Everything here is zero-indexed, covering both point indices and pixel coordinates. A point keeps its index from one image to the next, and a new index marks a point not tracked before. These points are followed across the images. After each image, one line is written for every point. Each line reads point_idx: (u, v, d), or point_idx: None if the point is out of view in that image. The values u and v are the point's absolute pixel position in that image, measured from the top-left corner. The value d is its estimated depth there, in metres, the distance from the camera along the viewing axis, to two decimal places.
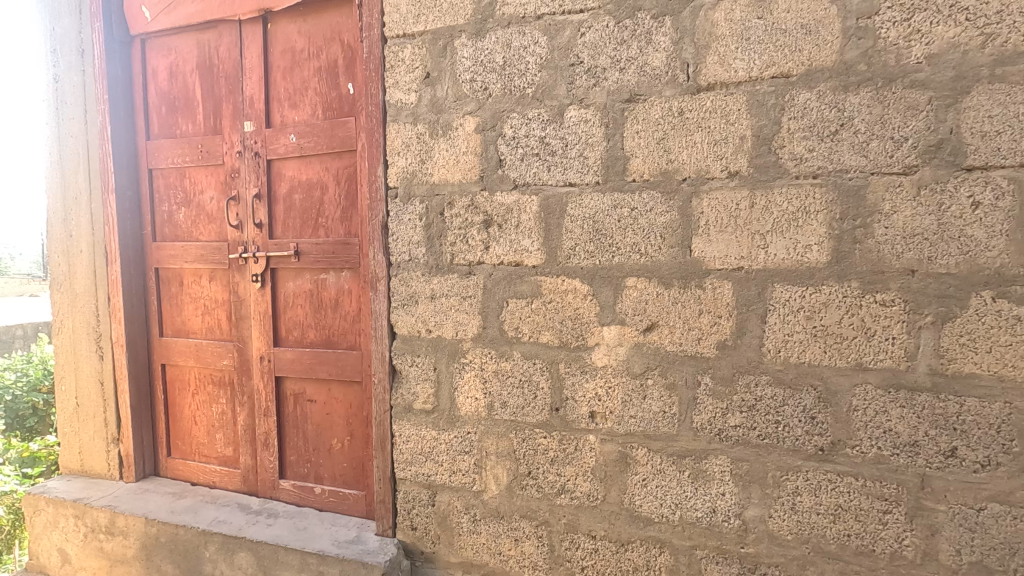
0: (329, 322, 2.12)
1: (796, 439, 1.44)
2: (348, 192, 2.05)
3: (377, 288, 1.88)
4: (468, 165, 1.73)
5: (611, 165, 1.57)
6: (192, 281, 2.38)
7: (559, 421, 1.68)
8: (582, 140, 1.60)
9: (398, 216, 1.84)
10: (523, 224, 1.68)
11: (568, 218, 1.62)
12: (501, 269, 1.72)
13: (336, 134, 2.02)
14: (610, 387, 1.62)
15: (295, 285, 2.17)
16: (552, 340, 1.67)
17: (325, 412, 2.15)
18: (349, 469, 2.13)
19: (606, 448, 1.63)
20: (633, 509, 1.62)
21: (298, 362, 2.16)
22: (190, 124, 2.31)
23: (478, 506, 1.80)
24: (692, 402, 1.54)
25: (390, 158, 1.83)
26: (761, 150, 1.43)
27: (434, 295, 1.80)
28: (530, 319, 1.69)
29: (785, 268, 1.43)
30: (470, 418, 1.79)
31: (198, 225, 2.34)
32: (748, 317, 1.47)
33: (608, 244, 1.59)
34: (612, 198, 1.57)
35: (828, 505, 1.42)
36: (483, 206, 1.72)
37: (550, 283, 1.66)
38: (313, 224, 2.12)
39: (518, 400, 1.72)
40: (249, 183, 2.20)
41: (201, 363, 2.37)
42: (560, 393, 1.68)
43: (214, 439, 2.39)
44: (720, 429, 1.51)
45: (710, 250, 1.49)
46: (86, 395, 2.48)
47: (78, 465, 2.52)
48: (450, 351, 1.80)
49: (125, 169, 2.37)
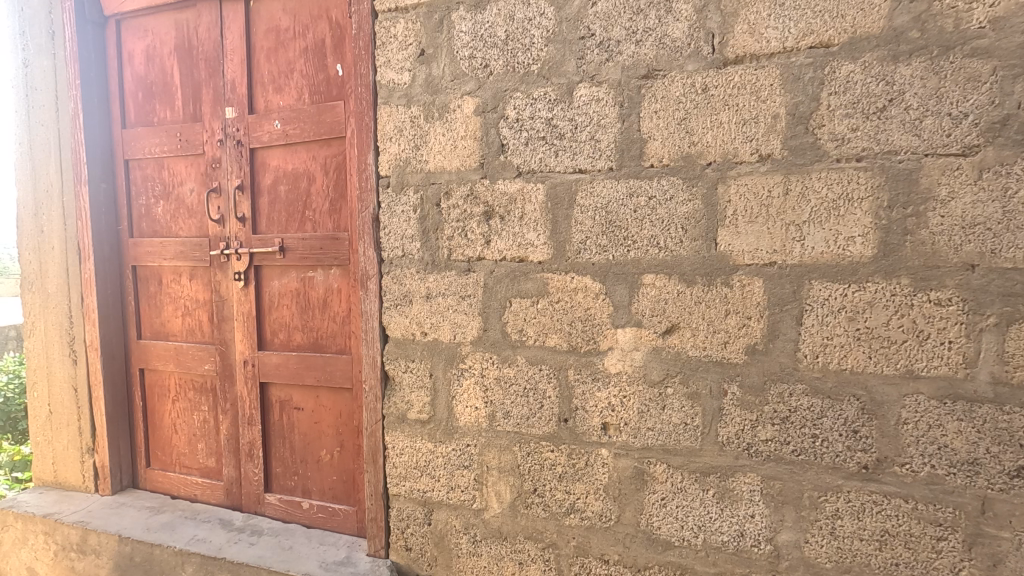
0: (317, 323, 1.96)
1: (836, 455, 1.28)
2: (337, 183, 1.88)
3: (368, 287, 1.72)
4: (467, 151, 1.57)
5: (625, 149, 1.41)
6: (171, 280, 2.22)
7: (568, 433, 1.52)
8: (593, 121, 1.44)
9: (390, 208, 1.68)
10: (527, 215, 1.52)
11: (578, 208, 1.46)
12: (503, 265, 1.56)
13: (323, 120, 1.86)
14: (624, 396, 1.46)
15: (280, 283, 2.01)
16: (560, 344, 1.51)
17: (313, 421, 1.99)
18: (339, 483, 1.97)
19: (620, 463, 1.47)
20: (650, 531, 1.46)
21: (284, 367, 2.00)
22: (168, 111, 2.15)
23: (478, 525, 1.64)
24: (717, 413, 1.38)
25: (381, 144, 1.67)
26: (797, 130, 1.27)
27: (429, 295, 1.64)
28: (536, 321, 1.53)
29: (824, 264, 1.26)
30: (469, 429, 1.62)
31: (177, 220, 2.18)
32: (782, 319, 1.31)
33: (621, 237, 1.43)
34: (628, 185, 1.41)
35: (873, 530, 1.26)
36: (484, 196, 1.56)
37: (558, 281, 1.50)
38: (299, 218, 1.96)
39: (523, 409, 1.56)
40: (231, 174, 2.04)
41: (181, 368, 2.21)
42: (568, 403, 1.52)
43: (196, 449, 2.23)
44: (748, 443, 1.35)
45: (738, 243, 1.33)
46: (59, 402, 2.32)
47: (51, 476, 2.36)
48: (447, 355, 1.64)
49: (99, 160, 2.21)
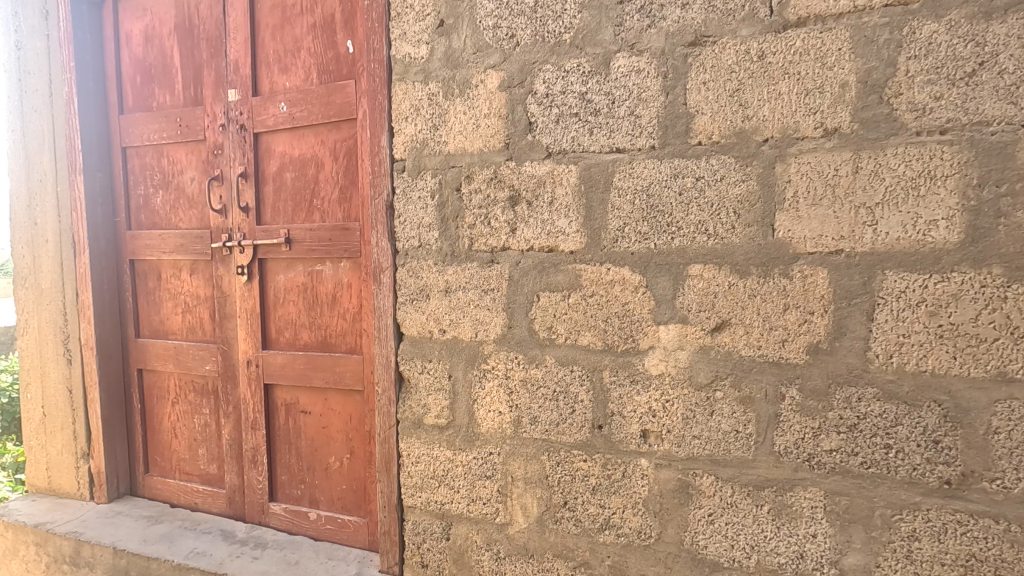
0: (326, 321, 1.83)
1: (913, 469, 1.13)
2: (347, 169, 1.75)
3: (381, 280, 1.58)
4: (491, 130, 1.43)
5: (670, 126, 1.27)
6: (171, 275, 2.09)
7: (602, 442, 1.38)
8: (633, 95, 1.29)
9: (406, 194, 1.54)
10: (557, 200, 1.38)
11: (615, 191, 1.32)
12: (530, 256, 1.41)
13: (333, 101, 1.73)
14: (667, 400, 1.31)
15: (286, 278, 1.87)
16: (594, 343, 1.37)
17: (321, 426, 1.85)
18: (349, 492, 1.83)
19: (662, 475, 1.33)
20: (695, 551, 1.31)
21: (290, 368, 1.87)
22: (168, 96, 2.02)
23: (501, 542, 1.49)
24: (773, 419, 1.23)
25: (396, 125, 1.53)
26: (869, 100, 1.12)
27: (448, 289, 1.50)
28: (567, 317, 1.39)
29: (901, 251, 1.11)
30: (492, 436, 1.48)
31: (177, 211, 2.05)
32: (850, 314, 1.16)
33: (664, 223, 1.28)
34: (672, 165, 1.27)
35: (957, 555, 1.11)
36: (509, 179, 1.42)
37: (592, 273, 1.35)
38: (306, 207, 1.82)
39: (552, 415, 1.42)
40: (234, 160, 1.91)
41: (181, 368, 2.08)
42: (603, 408, 1.37)
43: (196, 454, 2.10)
44: (809, 454, 1.20)
45: (799, 228, 1.18)
46: (53, 405, 2.19)
47: (44, 482, 2.23)
48: (468, 355, 1.49)
49: (95, 147, 2.08)
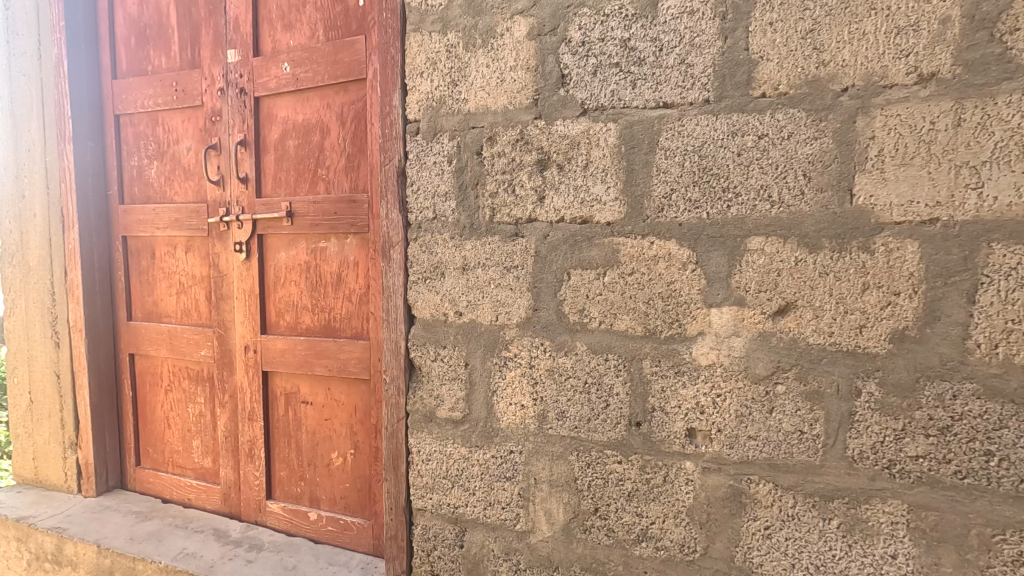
0: (329, 303, 1.66)
1: (1021, 481, 0.95)
2: (355, 135, 1.59)
3: (391, 256, 1.42)
4: (517, 85, 1.26)
5: (728, 75, 1.09)
6: (165, 253, 1.93)
7: (640, 441, 1.20)
8: (685, 40, 1.11)
9: (419, 158, 1.37)
10: (593, 164, 1.20)
11: (661, 152, 1.15)
12: (560, 228, 1.24)
13: (340, 59, 1.56)
14: (718, 394, 1.13)
15: (287, 256, 1.71)
16: (633, 328, 1.19)
17: (323, 418, 1.69)
18: (352, 492, 1.67)
19: (710, 481, 1.15)
20: (748, 569, 1.13)
21: (291, 354, 1.71)
22: (163, 58, 1.87)
23: (522, 551, 1.33)
24: (846, 419, 1.05)
25: (410, 81, 1.37)
26: (976, 38, 0.93)
27: (466, 266, 1.33)
28: (601, 298, 1.21)
29: (1013, 219, 0.93)
30: (513, 433, 1.32)
31: (173, 183, 1.90)
32: (946, 295, 0.97)
33: (718, 189, 1.11)
34: (730, 122, 1.09)
35: None
36: (538, 140, 1.25)
37: (632, 247, 1.18)
38: (310, 177, 1.66)
39: (583, 410, 1.25)
40: (233, 127, 1.75)
41: (175, 353, 1.93)
42: (642, 403, 1.20)
43: (190, 446, 1.95)
44: (889, 460, 1.02)
45: (883, 193, 1.00)
46: (40, 391, 2.04)
47: (31, 473, 2.10)
48: (487, 340, 1.33)
49: (87, 114, 1.93)
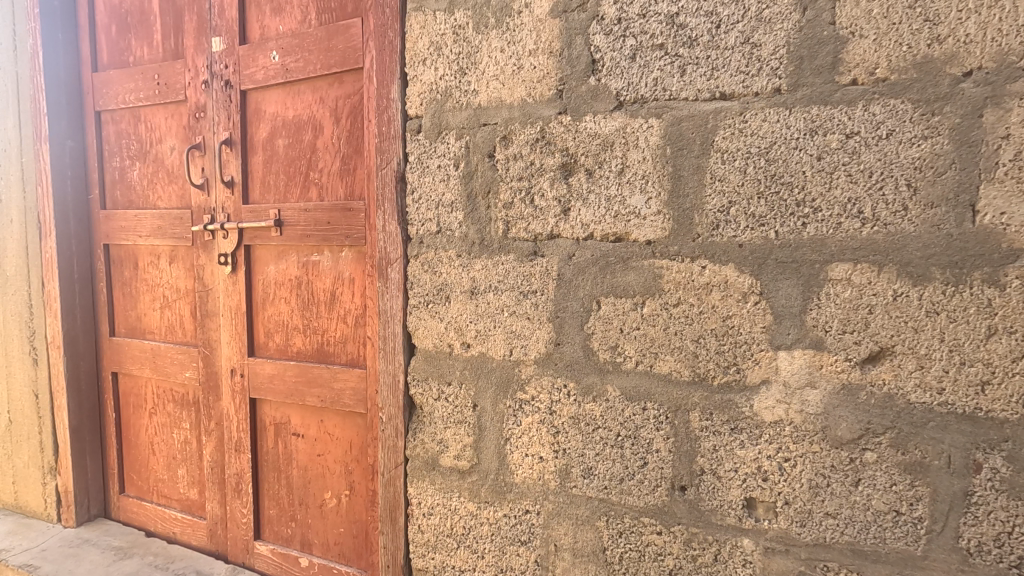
0: (322, 325, 1.47)
1: None
2: (351, 133, 1.38)
3: (388, 276, 1.21)
4: (538, 73, 1.04)
5: (806, 57, 0.85)
6: (149, 263, 1.76)
7: (686, 510, 0.98)
8: (749, 14, 0.88)
9: (421, 161, 1.16)
10: (630, 169, 0.98)
11: (716, 156, 0.92)
12: (589, 247, 1.02)
13: (334, 46, 1.36)
14: (786, 459, 0.91)
15: (276, 270, 1.52)
16: (677, 371, 0.97)
17: (316, 453, 1.50)
18: (348, 538, 1.48)
19: (775, 565, 0.92)
20: None
21: (280, 381, 1.52)
22: (145, 48, 1.69)
23: None
24: (959, 501, 0.81)
25: (411, 70, 1.16)
26: None
27: (475, 289, 1.12)
28: (639, 333, 0.99)
29: None
30: (530, 490, 1.10)
31: (156, 187, 1.72)
32: None
33: (791, 202, 0.88)
34: (808, 117, 0.86)
35: None
36: (563, 140, 1.03)
37: (678, 273, 0.96)
38: (301, 181, 1.46)
39: (615, 467, 1.03)
40: (218, 124, 1.56)
41: (159, 374, 1.76)
42: (688, 463, 0.98)
43: (175, 475, 1.78)
44: (1019, 557, 0.79)
45: (1020, 211, 0.76)
46: (19, 411, 1.89)
47: (11, 498, 1.95)
48: (500, 378, 1.11)
49: (65, 111, 1.77)
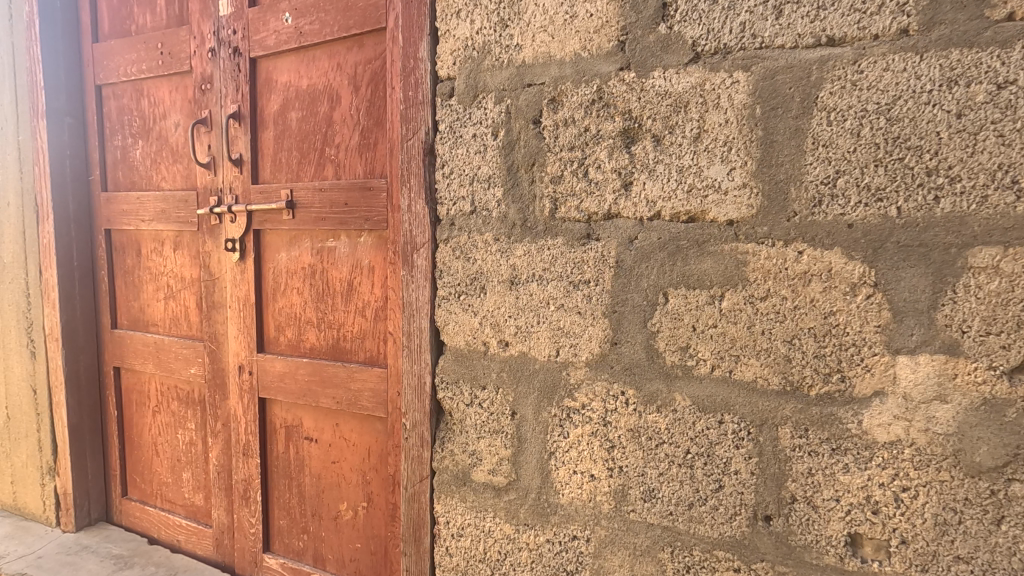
0: (339, 318, 1.32)
1: None
2: (371, 103, 1.23)
3: (415, 263, 1.06)
4: (595, 22, 0.88)
5: None
6: (152, 250, 1.63)
7: (771, 545, 0.82)
8: None
9: (453, 130, 1.00)
10: (708, 134, 0.81)
11: (821, 116, 0.75)
12: (655, 229, 0.86)
13: (354, 4, 1.20)
14: (904, 488, 0.74)
15: (287, 257, 1.37)
16: (764, 379, 0.80)
17: (330, 460, 1.35)
18: (365, 554, 1.33)
19: None
20: None
21: (292, 380, 1.38)
22: (148, 15, 1.55)
23: None
24: None
25: (442, 25, 1.00)
26: None
27: (516, 279, 0.96)
28: (715, 333, 0.83)
29: None
30: (578, 512, 0.95)
31: (160, 167, 1.59)
32: None
33: (920, 172, 0.70)
34: (948, 62, 0.68)
35: None
36: (625, 102, 0.86)
37: (767, 260, 0.79)
38: (316, 158, 1.31)
39: (683, 492, 0.87)
40: (226, 96, 1.42)
41: (162, 370, 1.63)
42: (775, 490, 0.81)
43: (180, 479, 1.65)
44: None
45: None
46: (17, 408, 1.77)
47: (10, 498, 1.84)
48: (544, 383, 0.95)
49: (64, 86, 1.63)
